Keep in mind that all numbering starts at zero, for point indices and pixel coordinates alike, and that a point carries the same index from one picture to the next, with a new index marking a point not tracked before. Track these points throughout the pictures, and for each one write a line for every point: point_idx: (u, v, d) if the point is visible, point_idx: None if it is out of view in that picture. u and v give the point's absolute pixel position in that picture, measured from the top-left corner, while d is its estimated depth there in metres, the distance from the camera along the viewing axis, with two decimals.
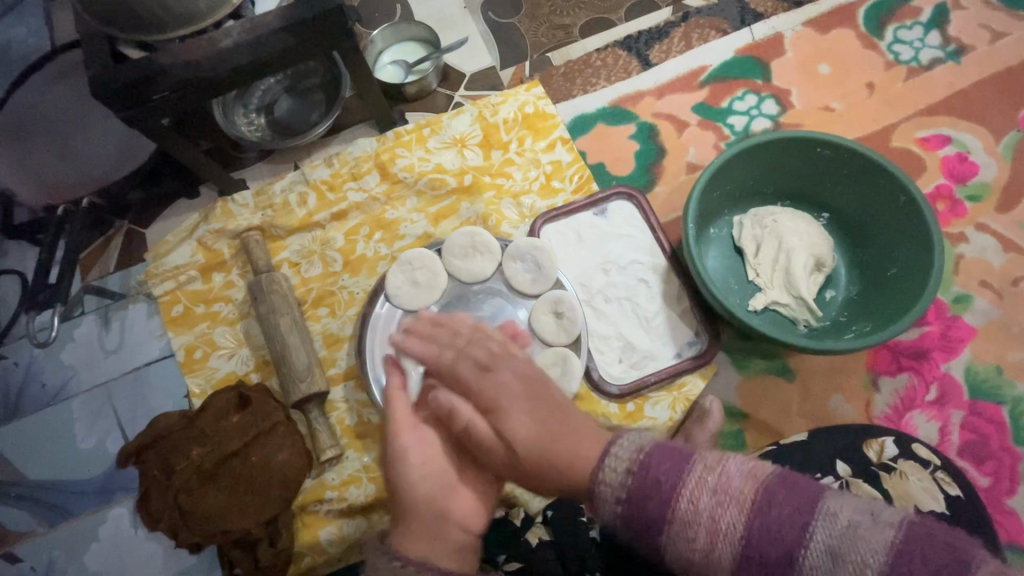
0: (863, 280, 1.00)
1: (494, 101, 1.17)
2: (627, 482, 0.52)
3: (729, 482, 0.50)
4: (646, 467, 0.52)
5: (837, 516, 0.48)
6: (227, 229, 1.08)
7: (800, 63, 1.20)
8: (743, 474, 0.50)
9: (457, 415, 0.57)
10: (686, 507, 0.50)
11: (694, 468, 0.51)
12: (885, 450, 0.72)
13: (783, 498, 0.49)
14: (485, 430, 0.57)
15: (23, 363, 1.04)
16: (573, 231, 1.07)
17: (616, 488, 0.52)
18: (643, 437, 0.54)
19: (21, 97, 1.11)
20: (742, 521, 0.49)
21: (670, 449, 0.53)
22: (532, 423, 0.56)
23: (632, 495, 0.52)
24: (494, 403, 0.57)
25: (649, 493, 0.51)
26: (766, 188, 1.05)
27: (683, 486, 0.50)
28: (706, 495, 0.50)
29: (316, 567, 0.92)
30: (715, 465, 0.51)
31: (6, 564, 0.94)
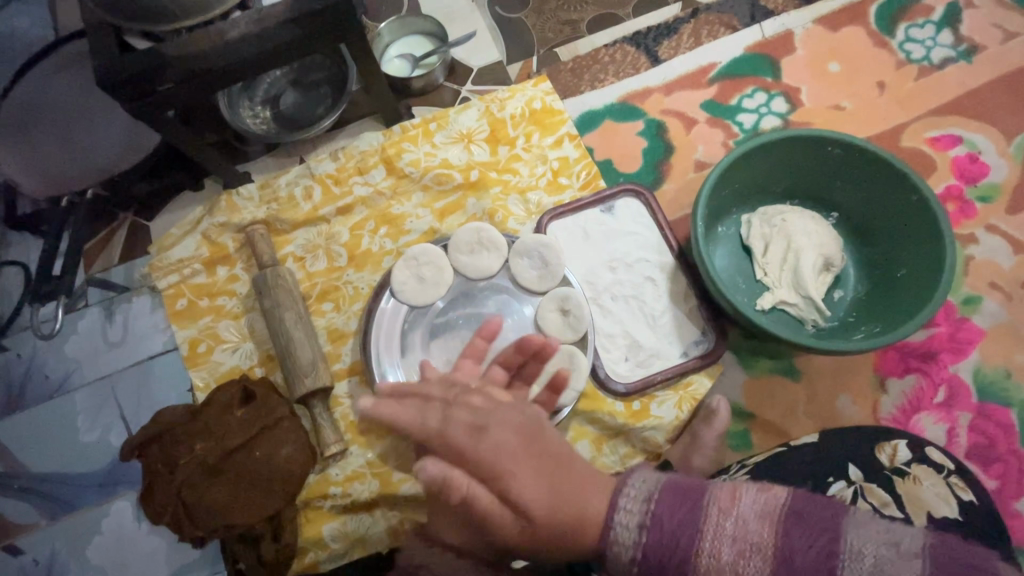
0: (872, 280, 0.99)
1: (501, 96, 1.16)
2: (643, 539, 0.50)
3: (746, 527, 0.49)
4: (663, 518, 0.50)
5: (862, 555, 0.47)
6: (231, 223, 1.07)
7: (810, 61, 1.19)
8: (759, 515, 0.49)
9: (453, 484, 0.45)
10: (708, 561, 0.48)
11: (709, 515, 0.49)
12: (897, 454, 0.72)
13: (802, 537, 0.48)
14: (487, 498, 0.46)
15: (27, 355, 1.04)
16: (580, 228, 1.06)
17: (632, 546, 0.50)
18: (650, 482, 0.52)
19: (23, 88, 1.09)
20: (766, 569, 0.48)
21: (679, 493, 0.51)
22: (541, 486, 0.48)
23: (649, 553, 0.49)
24: (495, 468, 0.46)
25: (669, 548, 0.49)
26: (775, 186, 1.04)
27: (703, 536, 0.49)
28: (727, 544, 0.48)
29: (320, 562, 0.92)
30: (729, 508, 0.49)
31: (8, 557, 0.94)
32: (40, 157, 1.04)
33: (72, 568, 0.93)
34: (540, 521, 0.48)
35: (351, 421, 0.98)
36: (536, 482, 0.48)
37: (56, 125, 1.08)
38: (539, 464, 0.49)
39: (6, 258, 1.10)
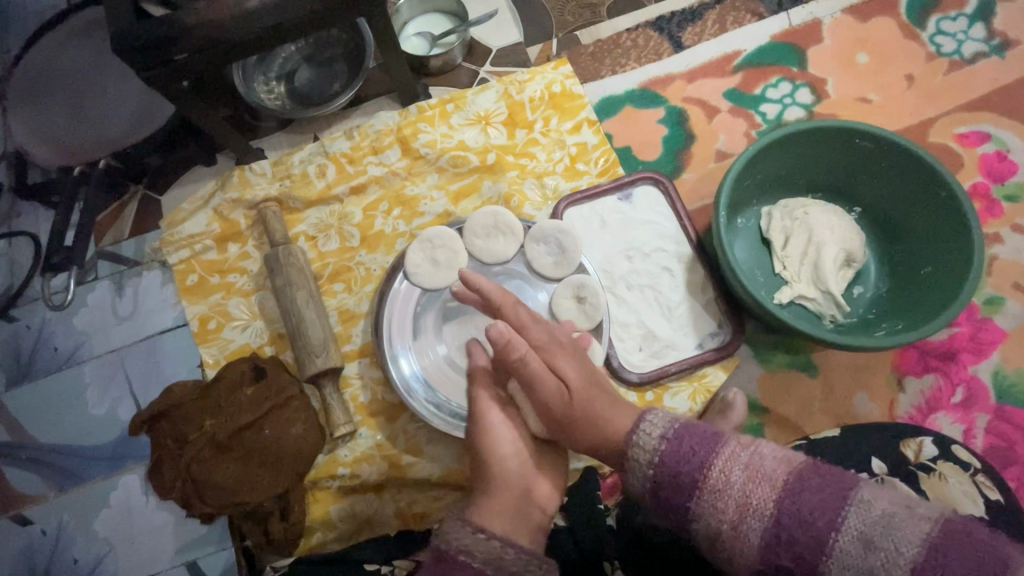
0: (894, 277, 0.98)
1: (520, 78, 1.14)
2: (660, 447, 0.57)
3: (760, 460, 0.53)
4: (680, 438, 0.57)
5: (870, 504, 0.49)
6: (244, 199, 1.06)
7: (838, 52, 1.16)
8: (777, 458, 0.53)
9: (515, 344, 0.64)
10: (717, 476, 0.54)
11: (727, 444, 0.56)
12: (923, 451, 0.71)
13: (813, 482, 0.51)
14: (539, 366, 0.65)
15: (36, 326, 1.03)
16: (597, 216, 1.04)
17: (650, 453, 0.58)
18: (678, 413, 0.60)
19: (36, 55, 1.08)
20: (772, 497, 0.51)
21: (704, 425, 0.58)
22: (578, 367, 0.68)
23: (665, 459, 0.57)
24: (544, 346, 0.68)
25: (682, 459, 0.56)
26: (798, 179, 1.02)
27: (715, 459, 0.55)
28: (737, 469, 0.54)
29: (326, 543, 0.91)
30: (748, 444, 0.55)
31: (16, 526, 0.94)
32: (53, 128, 1.04)
33: (80, 541, 0.93)
34: (578, 391, 0.65)
35: (361, 402, 0.98)
36: (573, 367, 0.67)
37: (70, 95, 1.06)
38: (574, 358, 0.69)
39: (15, 228, 1.08)
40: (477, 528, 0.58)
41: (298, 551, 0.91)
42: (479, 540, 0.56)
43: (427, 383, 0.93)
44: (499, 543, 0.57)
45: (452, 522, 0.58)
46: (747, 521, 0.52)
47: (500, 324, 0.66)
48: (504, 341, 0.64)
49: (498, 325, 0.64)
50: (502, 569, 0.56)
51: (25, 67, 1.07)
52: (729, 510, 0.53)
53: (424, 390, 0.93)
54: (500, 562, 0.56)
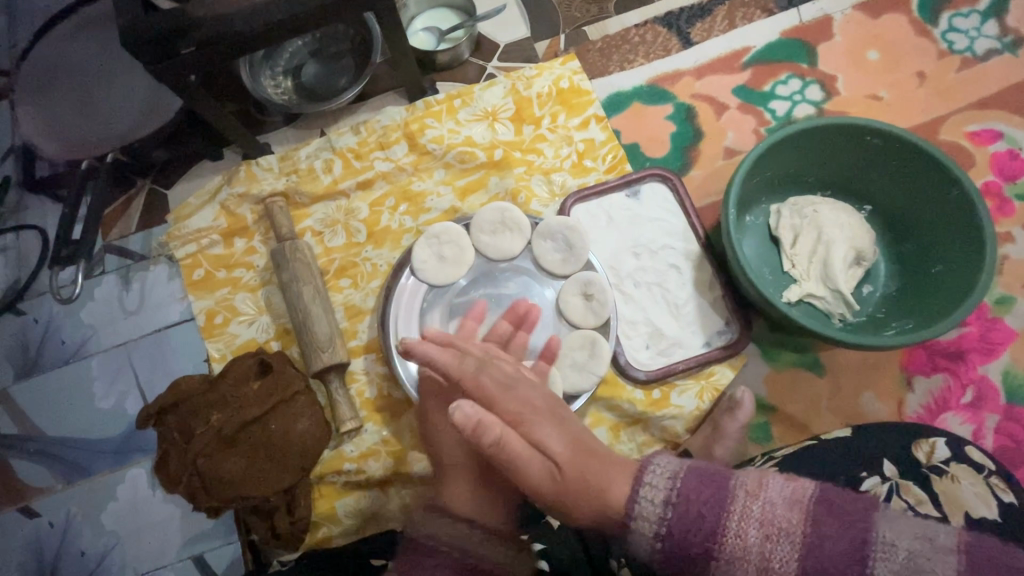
0: (903, 276, 0.97)
1: (528, 74, 1.13)
2: (667, 515, 0.51)
3: (773, 511, 0.49)
4: (686, 500, 0.51)
5: (895, 547, 0.47)
6: (250, 194, 1.06)
7: (848, 49, 1.15)
8: (787, 501, 0.49)
9: (487, 426, 0.52)
10: (733, 542, 0.49)
11: (736, 498, 0.50)
12: (935, 452, 0.70)
13: (832, 530, 0.48)
14: (517, 442, 0.54)
15: (43, 320, 1.03)
16: (604, 212, 1.04)
17: (656, 522, 0.51)
18: (674, 462, 0.54)
19: (44, 48, 1.08)
20: (794, 556, 0.47)
21: (706, 474, 0.52)
22: (564, 437, 0.56)
23: (674, 529, 0.50)
24: (520, 416, 0.56)
25: (692, 526, 0.50)
26: (807, 176, 1.02)
27: (728, 519, 0.49)
28: (753, 527, 0.49)
29: (332, 537, 0.92)
30: (757, 492, 0.50)
31: (25, 519, 0.94)
32: (60, 120, 1.05)
33: (87, 533, 0.93)
34: (566, 466, 0.54)
35: (367, 398, 0.98)
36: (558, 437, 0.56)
37: (77, 87, 1.07)
38: (558, 422, 0.58)
39: (22, 221, 1.08)
40: (444, 514, 0.62)
41: (304, 545, 0.91)
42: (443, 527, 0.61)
43: None
44: (464, 526, 0.61)
45: (423, 513, 0.63)
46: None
47: (466, 400, 0.52)
48: (472, 424, 0.52)
49: (461, 402, 0.51)
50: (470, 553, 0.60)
51: (33, 59, 1.07)
52: (751, 574, 0.49)
53: None
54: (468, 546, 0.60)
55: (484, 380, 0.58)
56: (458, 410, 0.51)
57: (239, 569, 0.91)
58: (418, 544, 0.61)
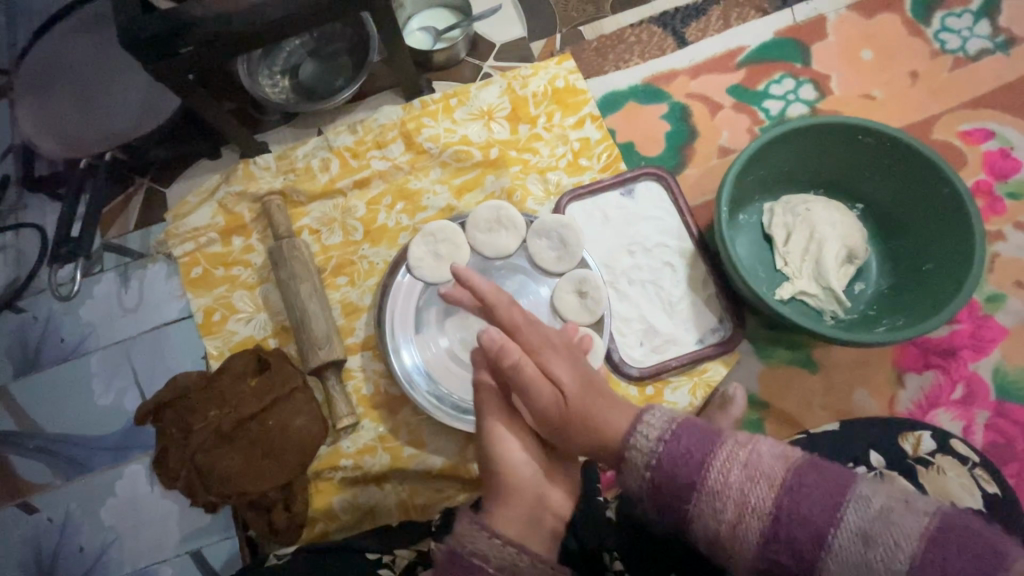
0: (896, 273, 0.98)
1: (524, 73, 1.14)
2: (658, 448, 0.54)
3: (759, 458, 0.50)
4: (676, 437, 0.54)
5: (869, 499, 0.47)
6: (248, 192, 1.06)
7: (842, 48, 1.16)
8: (774, 454, 0.51)
9: (508, 348, 0.62)
10: (715, 478, 0.51)
11: (725, 442, 0.52)
12: (921, 444, 0.71)
13: (813, 479, 0.49)
14: (533, 371, 0.62)
15: (43, 317, 1.04)
16: (599, 211, 1.05)
17: (647, 453, 0.55)
18: (674, 409, 0.57)
19: (43, 48, 1.09)
20: (772, 497, 0.49)
21: (701, 423, 0.55)
22: (574, 371, 0.65)
23: (663, 462, 0.53)
24: (536, 348, 0.66)
25: (679, 462, 0.53)
26: (800, 175, 1.02)
27: (713, 458, 0.52)
28: (736, 469, 0.50)
29: (329, 532, 0.93)
30: (746, 441, 0.52)
31: (23, 514, 0.95)
32: (60, 118, 1.06)
33: (86, 529, 0.94)
34: (575, 397, 0.62)
35: (364, 395, 0.99)
36: (570, 372, 0.64)
37: (76, 86, 1.07)
38: (571, 359, 0.66)
39: (22, 220, 1.09)
40: (493, 533, 0.59)
41: (302, 540, 0.92)
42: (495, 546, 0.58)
43: (429, 375, 0.94)
44: (514, 550, 0.58)
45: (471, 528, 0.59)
46: (744, 521, 0.49)
47: (491, 329, 0.64)
48: (496, 346, 0.62)
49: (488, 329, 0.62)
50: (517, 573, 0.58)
51: (34, 59, 1.08)
52: (728, 511, 0.50)
53: (426, 382, 0.93)
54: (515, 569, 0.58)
55: (514, 314, 0.68)
56: (486, 335, 0.62)
57: (236, 564, 0.92)
58: (462, 561, 0.57)
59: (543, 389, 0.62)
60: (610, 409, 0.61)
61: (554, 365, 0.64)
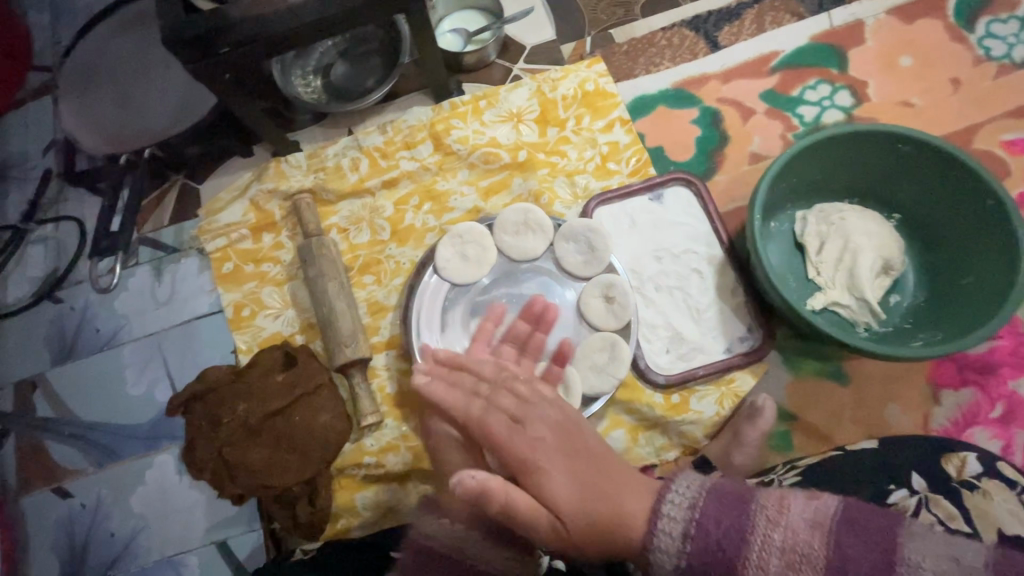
0: (933, 286, 0.95)
1: (554, 76, 1.14)
2: (686, 548, 0.49)
3: (796, 537, 0.47)
4: (705, 529, 0.48)
5: (920, 568, 0.46)
6: (279, 190, 1.08)
7: (880, 53, 1.13)
8: (809, 524, 0.47)
9: (491, 493, 0.52)
10: (755, 572, 0.47)
11: (756, 524, 0.48)
12: (966, 467, 0.69)
13: (858, 553, 0.46)
14: (528, 501, 0.53)
15: (79, 308, 1.07)
16: (627, 215, 1.04)
17: (675, 555, 0.49)
18: (693, 488, 0.51)
19: (85, 47, 1.13)
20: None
21: (724, 500, 0.50)
22: (572, 479, 0.54)
23: (695, 560, 0.48)
24: (527, 463, 0.55)
25: (714, 557, 0.48)
26: (835, 183, 1.00)
27: (750, 548, 0.47)
28: (775, 555, 0.46)
29: (350, 529, 0.93)
30: (778, 517, 0.48)
31: (58, 499, 0.98)
32: (98, 114, 1.08)
33: (117, 516, 0.96)
34: (573, 518, 0.52)
35: (387, 393, 0.99)
36: (569, 481, 0.54)
37: (115, 82, 1.10)
38: (569, 458, 0.55)
39: (61, 212, 1.13)
40: (445, 515, 0.59)
41: (325, 536, 0.93)
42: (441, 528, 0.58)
43: None
44: (464, 528, 0.57)
45: (425, 513, 0.60)
46: None
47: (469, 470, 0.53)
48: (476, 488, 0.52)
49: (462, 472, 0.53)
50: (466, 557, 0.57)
51: (76, 58, 1.12)
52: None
53: None
54: (466, 549, 0.57)
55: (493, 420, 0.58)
56: (460, 483, 0.52)
57: (261, 556, 0.93)
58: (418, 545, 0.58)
59: (539, 517, 0.53)
60: (615, 495, 0.53)
61: (548, 479, 0.53)
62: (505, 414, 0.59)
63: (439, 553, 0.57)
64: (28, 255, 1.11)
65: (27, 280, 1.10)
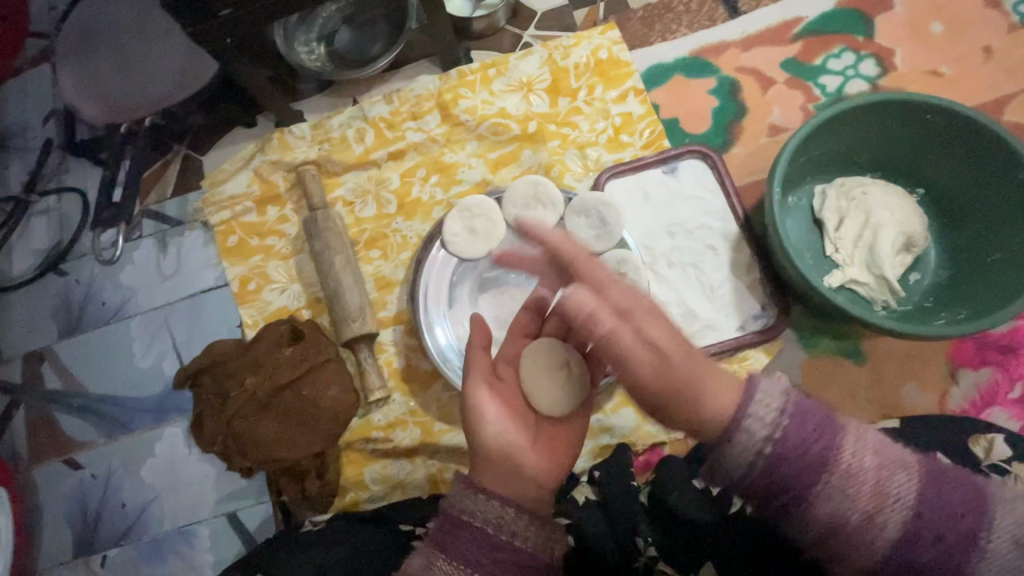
0: (957, 264, 0.92)
1: (566, 43, 1.09)
2: (783, 422, 0.52)
3: (892, 450, 0.54)
4: (805, 416, 0.53)
5: (1010, 506, 0.53)
6: (284, 161, 1.06)
7: (908, 20, 1.08)
8: (903, 449, 0.55)
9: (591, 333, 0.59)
10: (852, 461, 0.52)
11: (854, 430, 0.54)
12: (994, 448, 0.69)
13: (949, 478, 0.53)
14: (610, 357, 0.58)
15: (85, 281, 1.06)
16: (640, 189, 1.01)
17: (770, 426, 0.52)
18: (789, 387, 0.55)
19: (83, 11, 1.10)
20: (914, 488, 0.52)
21: (823, 405, 0.55)
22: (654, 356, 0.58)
23: (789, 435, 0.52)
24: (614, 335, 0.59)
25: (807, 443, 0.52)
26: (857, 156, 0.97)
27: (846, 443, 0.52)
28: (871, 454, 0.52)
29: (359, 502, 0.93)
30: (871, 430, 0.54)
31: (69, 470, 0.98)
32: (98, 82, 1.05)
33: (128, 487, 0.97)
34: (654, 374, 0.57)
35: (395, 368, 0.99)
36: None
37: (116, 50, 1.07)
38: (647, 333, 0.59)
39: (64, 184, 1.11)
40: (479, 489, 0.59)
41: (334, 508, 0.93)
42: (479, 502, 0.57)
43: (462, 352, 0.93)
44: (499, 503, 0.57)
45: (457, 487, 0.59)
46: (883, 508, 0.51)
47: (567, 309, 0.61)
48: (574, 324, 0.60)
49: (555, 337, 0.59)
50: (505, 528, 0.56)
51: (74, 22, 1.09)
52: (865, 499, 0.51)
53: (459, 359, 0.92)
54: (501, 522, 0.57)
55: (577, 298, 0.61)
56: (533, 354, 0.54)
57: (270, 529, 0.94)
58: (451, 518, 0.58)
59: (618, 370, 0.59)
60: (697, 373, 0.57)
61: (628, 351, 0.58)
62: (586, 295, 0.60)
63: (476, 525, 0.57)
64: (32, 227, 1.10)
65: (31, 252, 1.09)
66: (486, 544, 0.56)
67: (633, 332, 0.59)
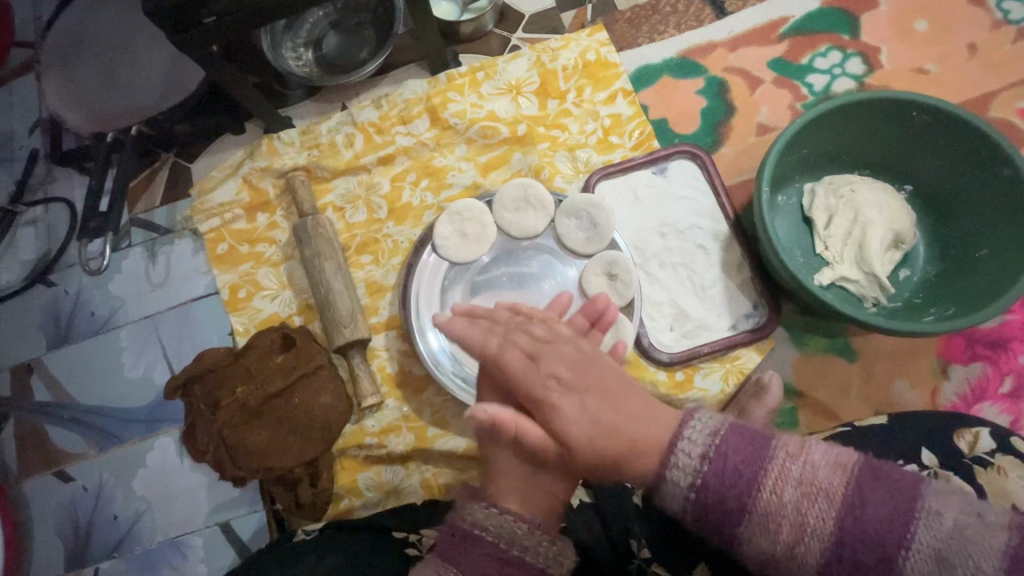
0: (945, 260, 0.93)
1: (553, 45, 1.10)
2: (702, 468, 0.49)
3: (816, 474, 0.48)
4: (723, 456, 0.49)
5: (940, 516, 0.46)
6: (272, 168, 1.05)
7: (893, 19, 1.09)
8: (830, 464, 0.48)
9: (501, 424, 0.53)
10: (769, 499, 0.48)
11: (776, 458, 0.48)
12: (978, 443, 0.68)
13: (877, 493, 0.47)
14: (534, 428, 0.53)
15: (73, 291, 1.05)
16: (630, 191, 1.01)
17: (690, 474, 0.49)
18: (714, 419, 0.51)
19: (67, 20, 1.09)
20: (833, 516, 0.47)
21: (746, 435, 0.50)
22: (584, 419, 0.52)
23: (709, 481, 0.49)
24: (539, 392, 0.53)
25: (727, 482, 0.49)
26: (845, 154, 0.97)
27: (766, 477, 0.48)
28: (791, 486, 0.47)
29: (353, 510, 0.93)
30: (797, 454, 0.48)
31: (60, 483, 0.97)
32: (84, 93, 1.05)
33: (119, 499, 0.96)
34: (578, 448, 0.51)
35: (388, 373, 0.98)
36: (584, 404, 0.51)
37: (103, 60, 1.07)
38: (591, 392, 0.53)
39: (51, 194, 1.10)
40: (490, 503, 0.56)
41: (327, 517, 0.92)
42: (490, 516, 0.55)
43: (454, 356, 0.92)
44: (512, 518, 0.55)
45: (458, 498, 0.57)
46: (804, 539, 0.47)
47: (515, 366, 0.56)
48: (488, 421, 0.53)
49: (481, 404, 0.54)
50: (516, 544, 0.54)
51: (58, 32, 1.08)
52: (784, 532, 0.47)
53: (451, 363, 0.92)
54: (513, 537, 0.54)
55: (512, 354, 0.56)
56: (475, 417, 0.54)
57: (263, 538, 0.93)
58: (461, 532, 0.55)
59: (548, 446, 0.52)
60: (632, 420, 0.52)
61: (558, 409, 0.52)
62: (521, 351, 0.56)
63: (487, 540, 0.54)
64: (18, 239, 1.09)
65: (18, 263, 1.08)
66: (496, 560, 0.54)
67: (570, 396, 0.53)
